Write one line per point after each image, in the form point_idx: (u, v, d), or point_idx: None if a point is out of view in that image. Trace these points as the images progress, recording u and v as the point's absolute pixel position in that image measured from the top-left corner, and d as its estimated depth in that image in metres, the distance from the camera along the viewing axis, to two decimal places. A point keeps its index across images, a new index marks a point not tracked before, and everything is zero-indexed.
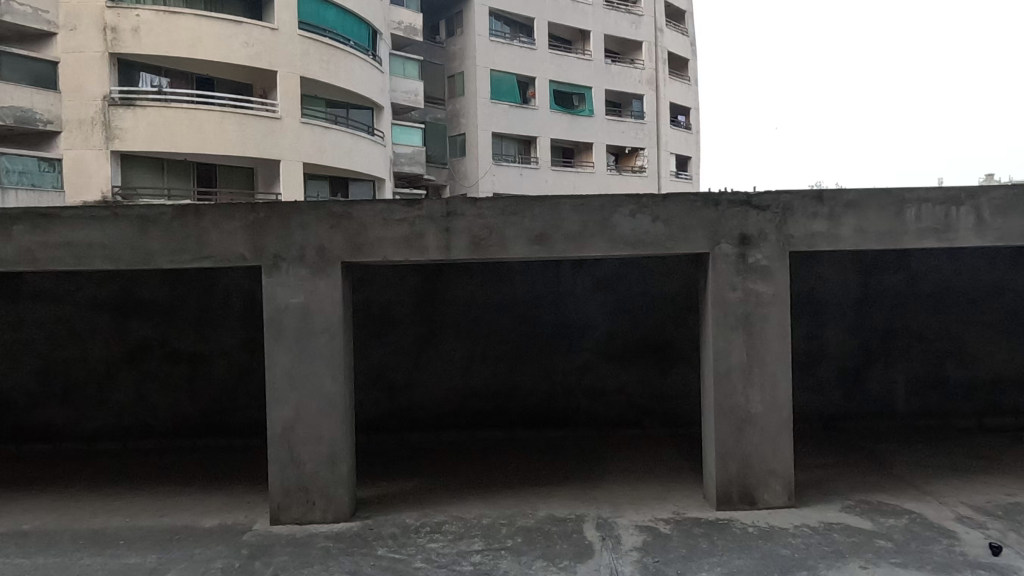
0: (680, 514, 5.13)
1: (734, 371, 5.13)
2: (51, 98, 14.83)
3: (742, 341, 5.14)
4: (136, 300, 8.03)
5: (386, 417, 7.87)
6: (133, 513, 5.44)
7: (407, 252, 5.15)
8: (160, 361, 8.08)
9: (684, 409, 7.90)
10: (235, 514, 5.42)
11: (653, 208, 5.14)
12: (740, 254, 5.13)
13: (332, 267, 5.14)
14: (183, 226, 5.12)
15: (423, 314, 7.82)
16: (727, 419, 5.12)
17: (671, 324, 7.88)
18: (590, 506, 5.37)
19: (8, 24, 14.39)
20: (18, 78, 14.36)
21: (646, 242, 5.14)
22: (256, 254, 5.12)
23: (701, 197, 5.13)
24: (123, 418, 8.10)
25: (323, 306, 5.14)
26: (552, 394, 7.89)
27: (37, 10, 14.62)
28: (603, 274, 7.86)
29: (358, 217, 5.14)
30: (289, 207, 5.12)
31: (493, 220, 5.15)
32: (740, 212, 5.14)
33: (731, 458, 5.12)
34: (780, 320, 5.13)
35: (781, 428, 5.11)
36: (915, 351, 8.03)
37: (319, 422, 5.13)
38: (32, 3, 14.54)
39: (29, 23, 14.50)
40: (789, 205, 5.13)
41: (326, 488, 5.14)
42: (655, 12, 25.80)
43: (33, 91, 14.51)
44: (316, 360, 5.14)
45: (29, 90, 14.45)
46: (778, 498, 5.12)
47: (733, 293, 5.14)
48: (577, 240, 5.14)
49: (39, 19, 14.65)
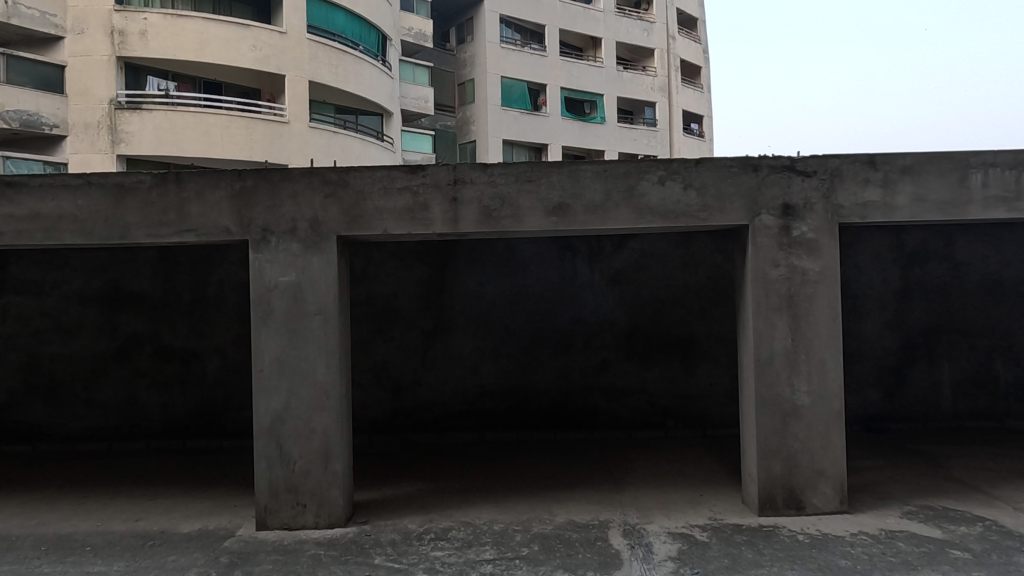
0: (717, 520, 4.53)
1: (777, 357, 4.55)
2: (57, 102, 14.53)
3: (786, 324, 4.56)
4: (126, 294, 7.57)
5: (390, 418, 7.31)
6: (106, 517, 4.90)
7: (410, 225, 4.63)
8: (151, 358, 7.59)
9: (710, 410, 7.28)
10: (216, 518, 4.87)
11: (685, 175, 4.59)
12: (783, 227, 4.57)
13: (327, 241, 4.62)
14: (162, 197, 4.62)
15: (430, 308, 7.31)
16: (770, 412, 4.54)
17: (695, 319, 7.30)
18: (614, 511, 4.78)
19: (15, 27, 14.12)
20: (24, 81, 14.05)
21: (677, 213, 4.59)
22: (242, 227, 4.62)
23: (738, 161, 4.58)
24: (109, 419, 7.58)
25: (316, 284, 4.62)
26: (569, 394, 7.31)
27: (44, 14, 14.33)
28: (622, 266, 7.31)
29: (356, 184, 4.62)
30: (279, 175, 4.62)
31: (505, 189, 4.62)
32: (782, 179, 4.58)
33: (776, 457, 4.52)
34: (829, 301, 4.55)
35: (831, 423, 4.51)
36: (961, 348, 7.39)
37: (311, 415, 4.59)
38: (39, 7, 14.26)
39: (36, 26, 14.21)
40: (838, 170, 4.57)
41: (318, 489, 4.59)
42: (668, 19, 25.38)
43: (39, 94, 14.22)
44: (309, 344, 4.61)
45: (35, 94, 14.15)
46: (829, 503, 4.50)
47: (776, 271, 4.57)
48: (599, 211, 4.60)
49: (45, 22, 14.37)
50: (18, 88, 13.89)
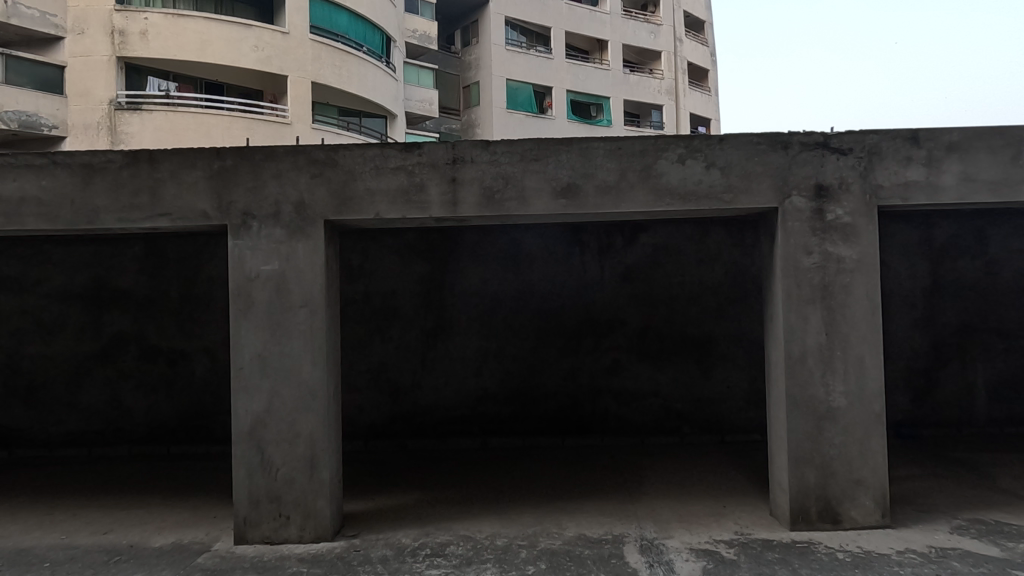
0: (744, 535, 4.08)
1: (811, 354, 4.11)
2: (57, 102, 14.27)
3: (820, 317, 4.12)
4: (111, 292, 7.17)
5: (387, 423, 6.89)
6: (70, 530, 4.48)
7: (404, 208, 4.22)
8: (137, 358, 7.19)
9: (728, 415, 6.83)
10: (192, 531, 4.44)
11: (708, 153, 4.17)
12: (816, 209, 4.14)
13: (314, 226, 4.21)
14: (134, 177, 4.22)
15: (430, 306, 6.89)
16: (802, 415, 4.09)
17: (711, 318, 6.86)
18: (629, 525, 4.34)
19: (14, 27, 13.86)
20: (23, 81, 13.76)
21: (699, 195, 4.17)
22: (221, 211, 4.22)
23: (765, 138, 4.16)
24: (92, 423, 7.17)
25: (301, 274, 4.20)
26: (578, 398, 6.87)
27: (43, 13, 14.06)
28: (633, 262, 6.86)
29: (345, 164, 4.22)
30: (261, 154, 4.21)
31: (509, 168, 4.21)
32: (815, 157, 4.15)
33: (809, 464, 4.08)
34: (867, 292, 4.11)
35: (871, 427, 4.06)
36: (997, 349, 6.92)
37: (295, 418, 4.17)
38: (38, 6, 13.98)
39: (35, 26, 13.93)
40: (877, 148, 4.13)
41: (302, 498, 4.16)
42: (676, 21, 24.96)
43: (38, 94, 13.94)
44: (293, 339, 4.19)
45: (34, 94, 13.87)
46: (869, 517, 4.04)
47: (808, 259, 4.14)
48: (613, 193, 4.18)
49: (44, 22, 14.09)
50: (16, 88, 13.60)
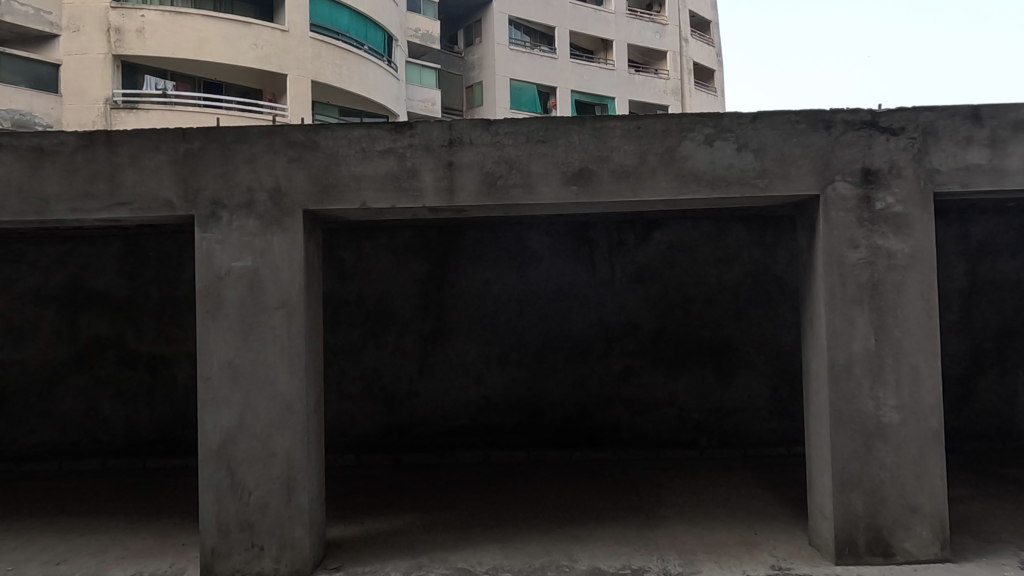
0: (783, 570, 3.57)
1: (857, 363, 3.60)
2: (52, 102, 13.81)
3: (868, 320, 3.60)
4: (87, 293, 6.69)
5: (382, 434, 6.39)
6: (20, 561, 3.98)
7: (394, 196, 3.72)
8: (115, 365, 6.71)
9: (748, 426, 6.31)
10: (156, 561, 3.94)
11: (740, 134, 3.66)
12: (863, 197, 3.63)
13: (292, 217, 3.72)
14: (90, 162, 3.73)
15: (428, 309, 6.39)
16: (848, 433, 3.58)
17: (730, 321, 6.34)
18: (649, 556, 3.83)
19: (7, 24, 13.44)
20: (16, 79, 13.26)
21: (729, 181, 3.66)
22: (188, 200, 3.73)
23: (805, 116, 3.65)
24: (66, 434, 6.68)
25: (277, 272, 3.71)
26: (587, 408, 6.36)
27: (39, 10, 13.64)
28: (646, 261, 6.35)
29: (327, 146, 3.73)
30: (233, 135, 3.72)
31: (513, 151, 3.71)
32: (861, 138, 3.64)
33: (856, 488, 3.56)
34: (922, 291, 3.59)
35: (927, 447, 3.54)
36: None
37: (270, 435, 3.67)
38: (33, 3, 13.57)
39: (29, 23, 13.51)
40: (932, 127, 3.62)
41: (277, 526, 3.66)
42: (683, 20, 24.44)
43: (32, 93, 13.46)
44: (267, 345, 3.69)
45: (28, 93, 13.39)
46: (927, 550, 3.52)
47: (854, 253, 3.63)
48: (631, 179, 3.68)
49: (39, 19, 13.67)
50: (10, 86, 13.12)
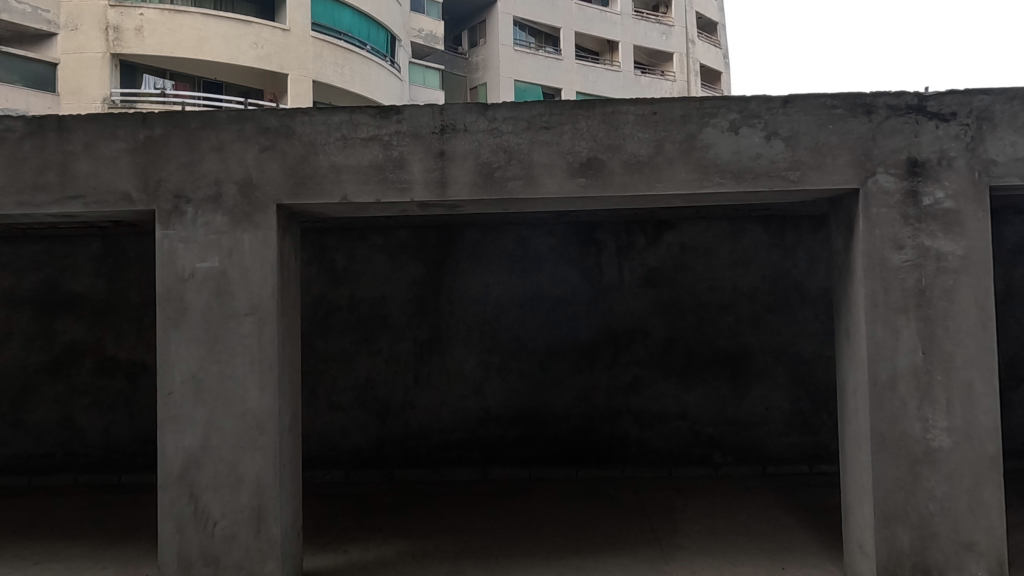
0: None
1: (902, 379, 3.17)
2: (50, 102, 13.47)
3: (914, 330, 3.18)
4: (63, 297, 6.29)
5: (375, 448, 5.98)
6: None
7: (378, 189, 3.31)
8: (92, 373, 6.31)
9: (766, 441, 5.88)
10: None
11: (769, 120, 3.25)
12: (908, 191, 3.21)
13: (264, 212, 3.31)
14: (40, 151, 3.33)
15: (425, 314, 5.98)
16: (892, 460, 3.16)
17: (747, 328, 5.90)
18: None
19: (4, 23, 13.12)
20: (14, 79, 12.90)
21: (757, 173, 3.24)
22: (149, 193, 3.33)
23: (843, 99, 3.23)
24: (40, 446, 6.28)
25: (248, 274, 3.30)
26: (593, 420, 5.93)
27: (36, 9, 13.31)
28: (656, 263, 5.93)
29: (304, 133, 3.32)
30: (199, 120, 3.32)
31: (512, 139, 3.30)
32: (906, 124, 3.22)
33: (901, 522, 3.14)
34: (977, 297, 3.15)
35: (984, 475, 3.10)
36: None
37: (238, 458, 3.26)
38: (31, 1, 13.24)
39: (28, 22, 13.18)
40: (987, 111, 3.19)
41: (247, 560, 3.25)
42: (690, 21, 24.02)
43: (30, 93, 13.12)
44: (235, 357, 3.29)
45: (26, 92, 13.04)
46: None
47: (899, 255, 3.20)
48: (646, 171, 3.27)
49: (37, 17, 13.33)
50: (7, 86, 12.78)
